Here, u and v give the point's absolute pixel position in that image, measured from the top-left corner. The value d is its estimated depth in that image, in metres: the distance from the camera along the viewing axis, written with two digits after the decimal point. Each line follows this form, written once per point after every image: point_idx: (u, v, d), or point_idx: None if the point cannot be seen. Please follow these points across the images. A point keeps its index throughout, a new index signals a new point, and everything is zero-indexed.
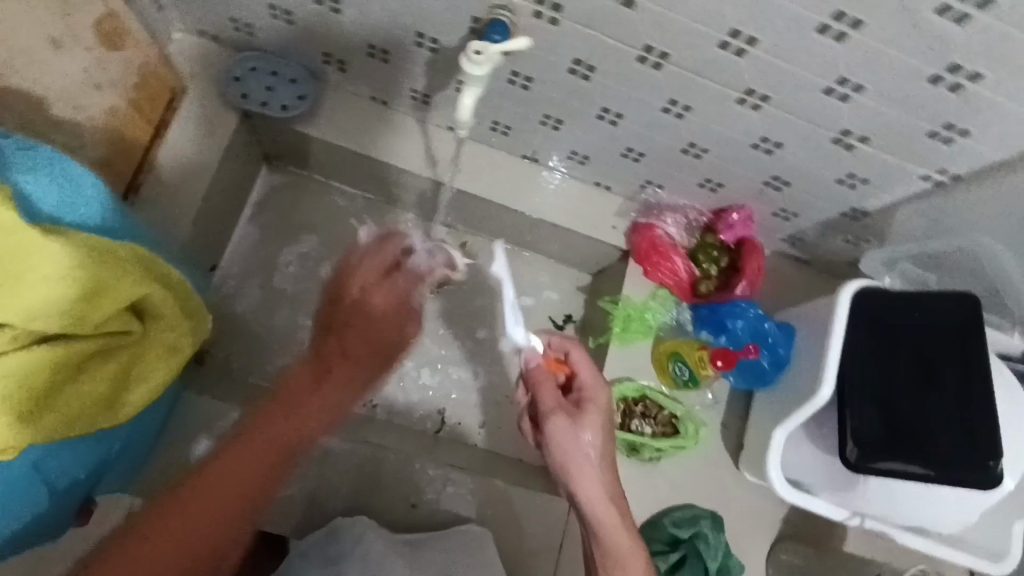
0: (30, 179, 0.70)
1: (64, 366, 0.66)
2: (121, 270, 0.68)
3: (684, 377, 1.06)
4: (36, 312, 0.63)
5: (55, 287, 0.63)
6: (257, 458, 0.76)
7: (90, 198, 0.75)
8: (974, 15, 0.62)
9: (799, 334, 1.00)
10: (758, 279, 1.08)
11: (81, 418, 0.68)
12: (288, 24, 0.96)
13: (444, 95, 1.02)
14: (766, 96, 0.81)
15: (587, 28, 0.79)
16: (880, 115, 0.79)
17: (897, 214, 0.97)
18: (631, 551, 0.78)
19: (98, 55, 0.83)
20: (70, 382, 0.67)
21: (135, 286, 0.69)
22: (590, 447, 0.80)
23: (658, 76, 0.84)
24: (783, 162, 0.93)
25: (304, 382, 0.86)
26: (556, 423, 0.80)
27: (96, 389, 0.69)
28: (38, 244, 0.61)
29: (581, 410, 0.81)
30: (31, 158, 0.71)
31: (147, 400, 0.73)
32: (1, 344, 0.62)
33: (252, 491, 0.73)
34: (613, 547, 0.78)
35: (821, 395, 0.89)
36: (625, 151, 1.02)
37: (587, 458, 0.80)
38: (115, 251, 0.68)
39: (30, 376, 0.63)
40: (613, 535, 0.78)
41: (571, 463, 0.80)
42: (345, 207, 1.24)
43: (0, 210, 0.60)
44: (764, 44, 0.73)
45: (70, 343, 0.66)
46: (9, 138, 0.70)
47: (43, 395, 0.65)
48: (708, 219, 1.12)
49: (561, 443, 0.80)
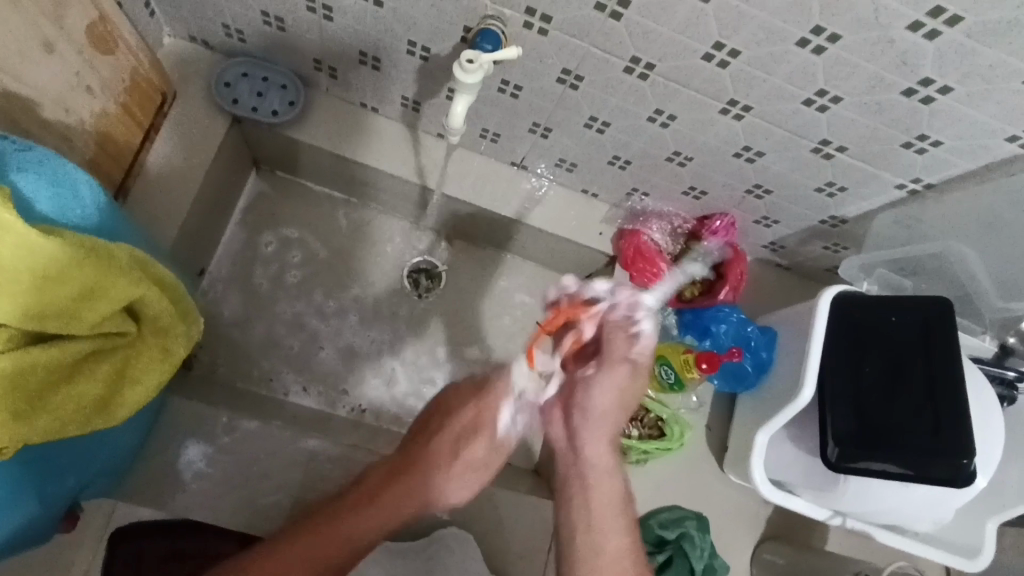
0: (30, 179, 0.71)
1: (60, 366, 0.65)
2: (118, 270, 0.67)
3: (670, 380, 1.07)
4: (32, 312, 0.62)
5: (55, 287, 0.63)
6: (381, 515, 0.73)
7: (87, 202, 0.75)
8: (945, 31, 0.65)
9: (781, 340, 1.03)
10: (741, 284, 1.11)
11: (74, 420, 0.68)
12: (280, 31, 0.97)
13: (435, 102, 1.03)
14: (748, 107, 0.83)
15: (576, 39, 0.81)
16: (857, 126, 0.82)
17: (873, 221, 1.00)
18: (619, 514, 0.75)
19: (91, 58, 0.82)
20: (65, 382, 0.66)
21: (131, 287, 0.67)
22: (626, 402, 0.79)
23: (645, 86, 0.86)
24: (767, 172, 0.96)
25: (372, 489, 0.76)
26: (617, 371, 0.79)
27: (91, 390, 0.68)
28: (36, 245, 0.61)
29: (603, 361, 0.80)
30: (31, 159, 0.71)
31: (143, 400, 0.72)
32: None
33: (363, 547, 0.71)
34: (599, 496, 0.76)
35: (802, 397, 0.92)
36: (612, 159, 1.05)
37: (603, 414, 0.79)
38: (112, 250, 0.68)
39: (25, 377, 0.62)
40: (604, 491, 0.76)
41: (606, 406, 0.79)
42: (333, 211, 1.24)
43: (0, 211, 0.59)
44: (747, 57, 0.75)
45: (65, 344, 0.65)
46: (6, 139, 0.69)
47: (38, 395, 0.64)
48: (692, 225, 1.15)
49: (602, 388, 0.79)
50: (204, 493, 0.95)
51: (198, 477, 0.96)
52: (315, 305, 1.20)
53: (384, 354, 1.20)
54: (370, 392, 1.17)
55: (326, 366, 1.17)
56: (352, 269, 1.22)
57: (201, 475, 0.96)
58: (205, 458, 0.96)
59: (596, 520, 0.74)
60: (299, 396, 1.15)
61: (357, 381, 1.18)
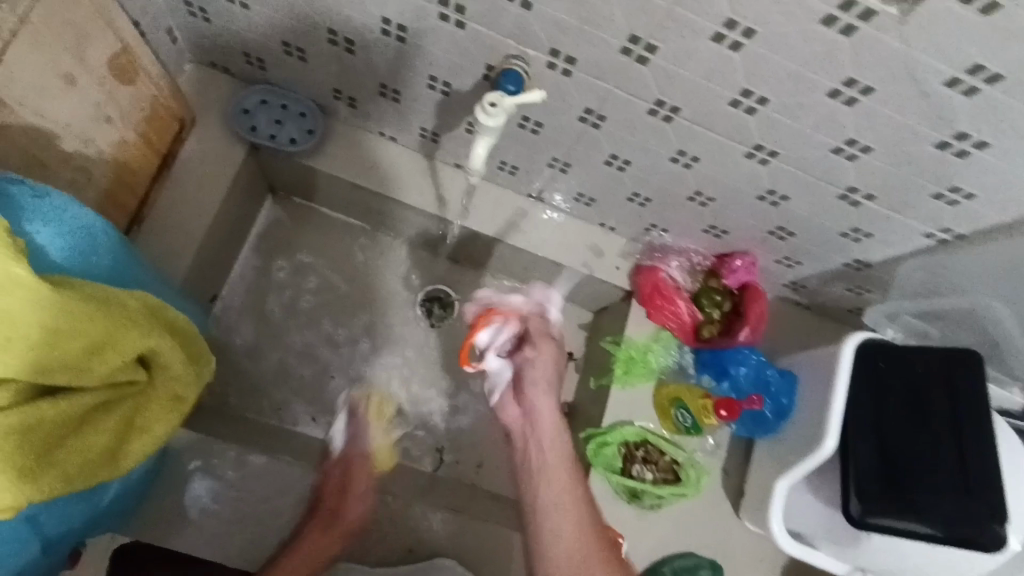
0: (41, 228, 0.68)
1: (66, 421, 0.60)
2: (129, 321, 0.63)
3: (687, 424, 1.08)
4: (43, 365, 0.57)
5: (65, 343, 0.58)
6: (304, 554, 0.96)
7: (99, 245, 0.74)
8: (983, 89, 0.63)
9: (801, 384, 1.01)
10: (761, 324, 1.09)
11: (81, 474, 0.62)
12: (301, 61, 0.97)
13: (453, 135, 1.02)
14: (775, 152, 0.81)
15: (599, 81, 0.79)
16: (887, 175, 0.80)
17: (900, 267, 0.97)
18: (563, 474, 0.89)
19: (111, 89, 0.82)
20: (71, 435, 0.61)
21: (142, 338, 0.63)
22: (557, 374, 0.99)
23: (668, 129, 0.84)
24: (790, 215, 0.94)
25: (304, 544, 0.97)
26: (545, 350, 0.99)
27: (100, 443, 0.63)
28: (46, 300, 0.56)
29: (537, 344, 1.00)
30: (44, 205, 0.69)
31: (146, 452, 0.67)
32: (2, 399, 0.56)
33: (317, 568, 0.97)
34: (551, 462, 0.90)
35: (826, 447, 0.89)
36: (631, 196, 1.03)
37: (543, 382, 0.97)
38: (124, 301, 0.64)
39: (31, 434, 0.57)
40: (554, 454, 0.91)
41: (543, 378, 0.97)
42: (348, 238, 1.23)
43: (10, 265, 0.54)
44: (776, 104, 0.73)
45: (72, 398, 0.60)
46: (21, 184, 0.68)
47: (44, 451, 0.58)
48: (711, 262, 1.12)
49: (540, 364, 0.98)
50: (209, 530, 0.96)
51: (203, 513, 0.96)
52: (327, 334, 1.19)
53: (396, 385, 1.18)
54: None
55: (336, 397, 1.16)
56: (365, 297, 1.21)
57: (207, 510, 0.97)
58: (211, 493, 0.97)
59: (557, 490, 0.88)
60: (308, 426, 1.14)
61: None
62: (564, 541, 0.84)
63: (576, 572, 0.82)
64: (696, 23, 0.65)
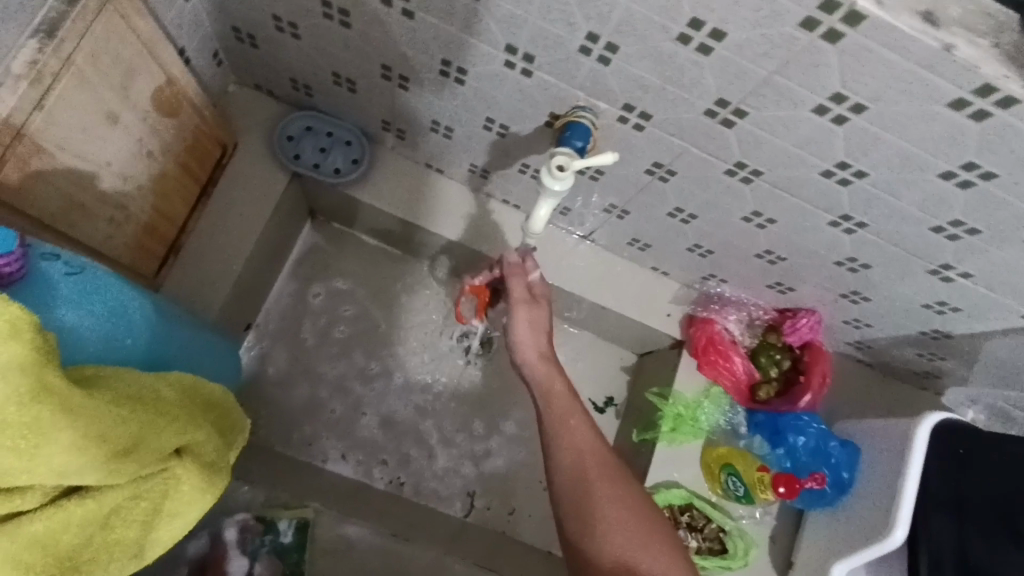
0: (75, 312, 0.65)
1: (93, 520, 0.57)
2: (163, 416, 0.61)
3: (738, 492, 1.00)
4: (70, 471, 0.52)
5: (95, 449, 0.53)
6: None
7: (137, 327, 0.70)
8: None
9: (864, 456, 0.94)
10: (823, 387, 1.01)
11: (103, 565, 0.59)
12: (351, 92, 0.92)
13: (505, 173, 0.96)
14: (863, 224, 0.74)
15: (674, 137, 0.73)
16: (991, 256, 0.72)
17: (987, 342, 0.89)
18: (570, 410, 0.76)
19: (154, 123, 0.77)
20: (100, 530, 0.57)
21: (177, 434, 0.62)
22: (543, 326, 0.86)
23: (745, 189, 0.77)
24: (869, 282, 0.86)
25: None
26: (520, 309, 0.86)
27: (127, 535, 0.59)
28: (78, 407, 0.52)
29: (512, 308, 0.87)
30: (79, 286, 0.66)
31: (176, 536, 0.64)
32: (32, 501, 0.53)
33: None
34: (556, 405, 0.78)
35: (894, 537, 0.82)
36: (692, 246, 0.96)
37: (531, 332, 0.85)
38: (158, 392, 0.63)
39: (57, 536, 0.54)
40: (555, 396, 0.78)
41: (530, 334, 0.85)
42: (386, 266, 1.18)
43: (46, 370, 0.51)
44: (874, 179, 0.66)
45: (99, 496, 0.56)
46: (57, 260, 0.65)
47: (69, 551, 0.56)
48: (771, 317, 1.05)
49: (521, 321, 0.85)
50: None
51: None
52: (360, 366, 1.14)
53: (429, 424, 1.14)
54: (410, 465, 1.12)
55: (366, 433, 1.12)
56: (401, 329, 1.16)
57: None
58: None
59: (559, 413, 0.76)
60: (337, 463, 1.10)
61: (398, 451, 1.12)
62: (586, 470, 0.71)
63: (588, 478, 0.71)
64: (797, 94, 0.59)
